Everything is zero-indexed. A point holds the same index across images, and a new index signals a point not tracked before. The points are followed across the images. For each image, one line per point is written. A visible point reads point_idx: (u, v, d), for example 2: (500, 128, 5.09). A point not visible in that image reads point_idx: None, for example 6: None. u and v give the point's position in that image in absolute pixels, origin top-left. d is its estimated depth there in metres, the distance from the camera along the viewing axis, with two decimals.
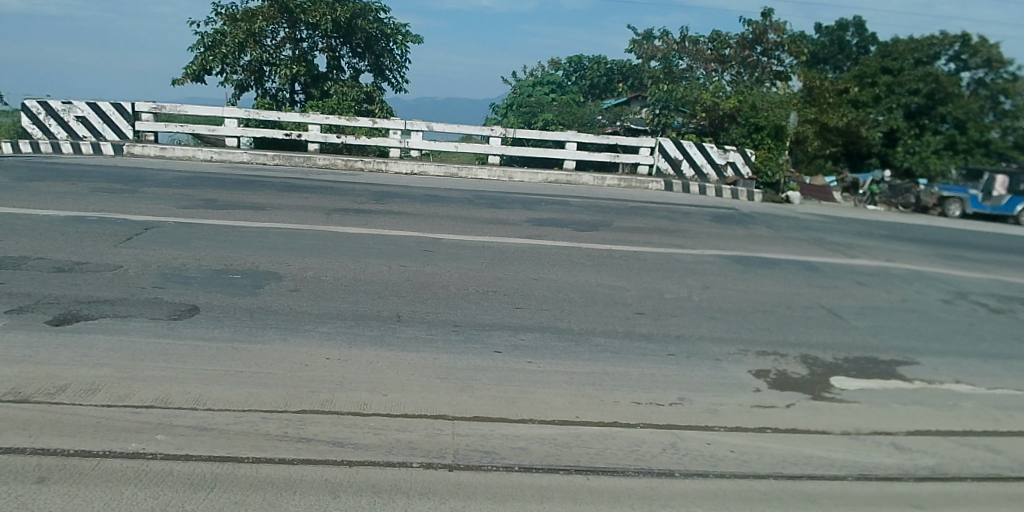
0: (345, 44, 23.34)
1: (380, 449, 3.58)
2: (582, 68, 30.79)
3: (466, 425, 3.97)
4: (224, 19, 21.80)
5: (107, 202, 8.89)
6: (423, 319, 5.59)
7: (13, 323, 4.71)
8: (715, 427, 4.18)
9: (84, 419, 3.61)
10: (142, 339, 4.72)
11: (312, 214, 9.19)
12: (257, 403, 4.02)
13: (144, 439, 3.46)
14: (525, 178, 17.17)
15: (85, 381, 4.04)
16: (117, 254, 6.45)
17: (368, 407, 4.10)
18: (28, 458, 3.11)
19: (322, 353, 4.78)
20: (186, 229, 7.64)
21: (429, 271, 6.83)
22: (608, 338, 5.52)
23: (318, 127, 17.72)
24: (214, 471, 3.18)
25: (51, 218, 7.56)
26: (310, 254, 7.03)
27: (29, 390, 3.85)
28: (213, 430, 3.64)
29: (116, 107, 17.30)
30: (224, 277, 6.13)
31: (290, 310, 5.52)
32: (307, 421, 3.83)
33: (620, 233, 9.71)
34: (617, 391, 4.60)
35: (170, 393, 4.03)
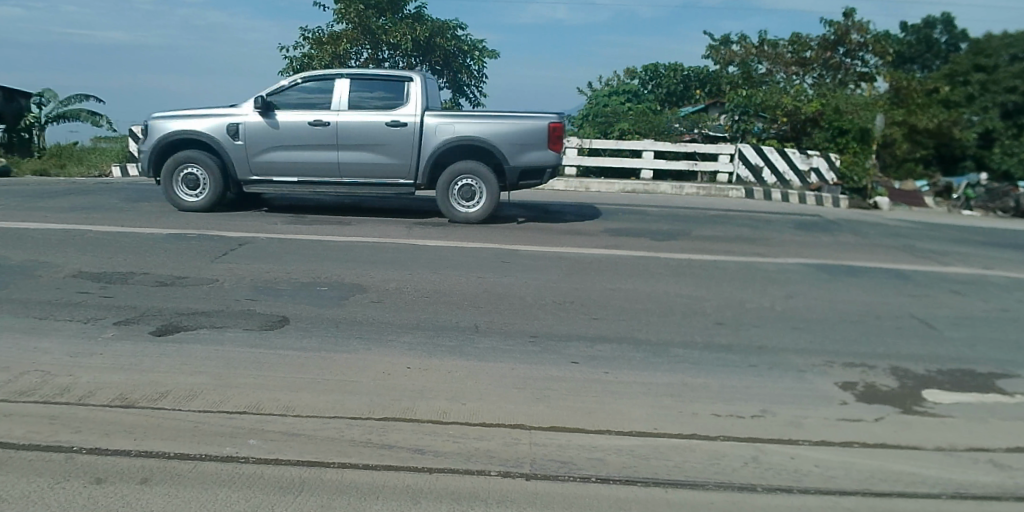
0: (424, 63, 23.82)
1: (459, 461, 3.64)
2: (658, 76, 28.15)
3: (544, 435, 4.01)
4: (312, 43, 23.33)
5: (205, 220, 9.43)
6: (498, 331, 5.40)
7: (121, 333, 4.97)
8: (799, 441, 4.06)
9: (183, 424, 3.88)
10: (235, 348, 4.84)
11: (393, 227, 9.45)
12: (344, 410, 4.16)
13: (238, 444, 3.72)
14: (601, 189, 16.69)
15: (184, 388, 4.26)
16: (214, 269, 6.71)
17: (448, 415, 4.18)
18: (137, 462, 3.45)
19: (401, 363, 4.77)
20: (277, 243, 7.97)
21: (506, 282, 6.71)
22: (687, 349, 5.32)
23: None
24: (304, 476, 3.40)
25: (155, 236, 8.04)
26: (392, 265, 7.10)
27: (134, 396, 4.14)
28: (302, 436, 3.85)
29: None
30: (311, 288, 6.21)
31: (374, 321, 5.48)
32: (389, 428, 3.98)
33: (697, 241, 9.49)
34: (696, 403, 4.53)
35: (261, 400, 4.20)
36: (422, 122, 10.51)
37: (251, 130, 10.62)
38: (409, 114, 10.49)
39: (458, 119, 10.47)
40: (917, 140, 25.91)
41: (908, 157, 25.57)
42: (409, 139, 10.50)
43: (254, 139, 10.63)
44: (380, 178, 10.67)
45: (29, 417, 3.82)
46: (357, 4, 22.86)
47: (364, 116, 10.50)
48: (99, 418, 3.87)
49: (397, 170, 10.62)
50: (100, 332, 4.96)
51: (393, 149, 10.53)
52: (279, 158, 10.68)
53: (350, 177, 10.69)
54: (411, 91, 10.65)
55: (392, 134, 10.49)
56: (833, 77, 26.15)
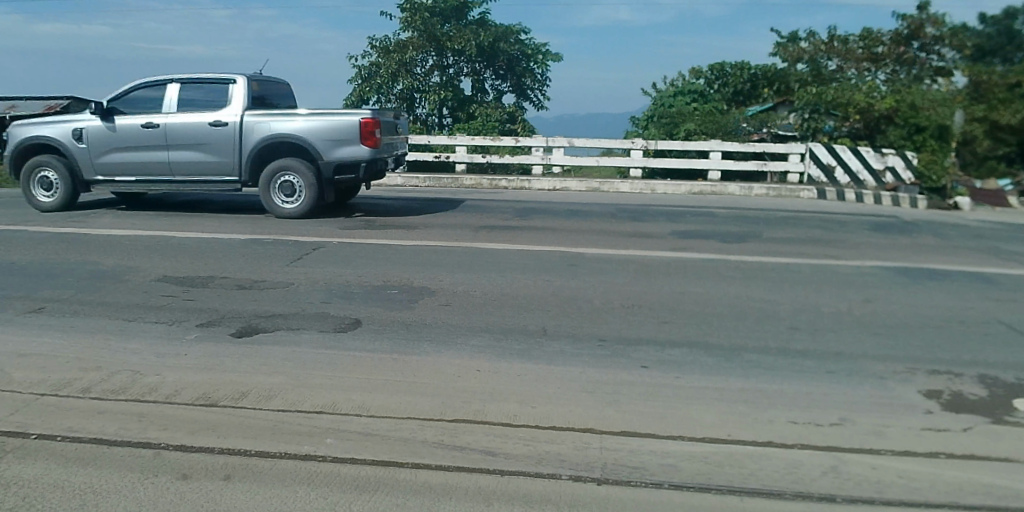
0: (488, 68, 25.04)
1: (529, 465, 3.61)
2: (724, 75, 25.94)
3: (614, 439, 3.95)
4: (378, 52, 23.84)
5: (278, 225, 9.71)
6: (565, 335, 5.33)
7: (204, 335, 5.17)
8: (880, 451, 3.88)
9: (263, 422, 4.01)
10: (311, 350, 4.96)
11: (459, 232, 9.50)
12: (415, 410, 4.19)
13: (315, 442, 3.83)
14: (668, 190, 16.40)
15: (262, 387, 4.38)
16: (288, 272, 6.92)
17: (518, 418, 4.15)
18: (221, 460, 3.61)
19: (471, 365, 4.76)
20: (347, 247, 8.15)
21: (573, 285, 6.67)
22: (761, 355, 5.18)
23: (464, 148, 17.53)
24: (378, 475, 3.48)
25: (231, 241, 8.37)
26: (458, 269, 7.15)
27: (216, 395, 4.28)
28: (375, 435, 3.92)
29: None
30: (382, 292, 6.32)
31: (443, 324, 5.52)
32: (460, 430, 4.00)
33: (766, 243, 9.23)
34: (770, 410, 4.39)
35: (337, 400, 4.27)
36: (245, 122, 11.31)
37: (96, 133, 11.80)
38: (230, 114, 11.32)
39: (276, 118, 11.19)
40: (998, 136, 24.37)
41: (992, 154, 24.38)
42: (232, 137, 11.37)
43: (99, 141, 11.81)
44: (207, 174, 11.64)
45: (121, 414, 4.03)
46: (423, 12, 23.71)
47: (186, 117, 11.44)
48: (185, 416, 4.04)
49: (224, 167, 11.52)
50: (184, 333, 5.18)
51: (218, 148, 11.44)
52: (120, 158, 11.81)
53: (181, 174, 11.69)
54: (236, 92, 11.44)
55: (215, 134, 11.39)
56: (907, 73, 25.01)
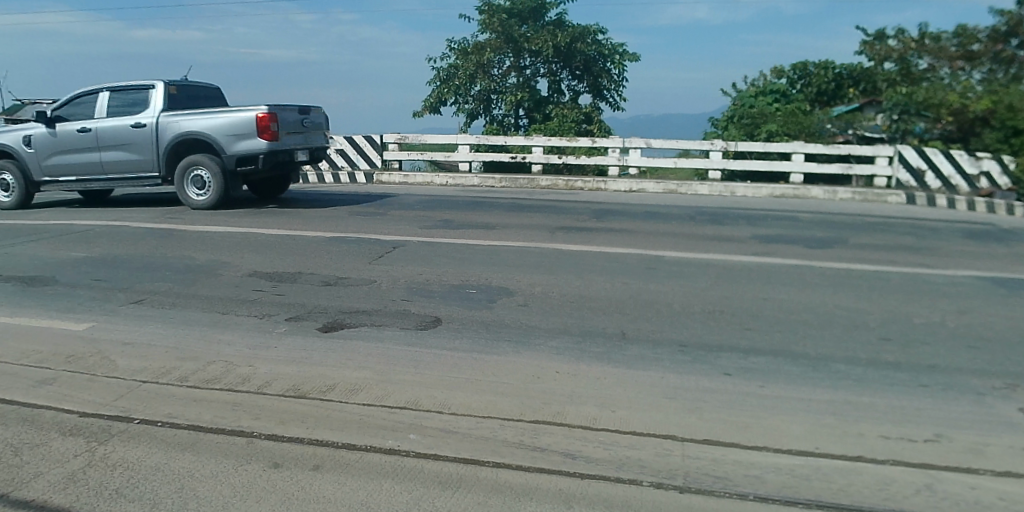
0: (565, 68, 24.68)
1: (609, 470, 3.52)
2: (807, 74, 24.23)
3: (697, 447, 3.81)
4: (457, 54, 24.70)
5: (360, 224, 9.86)
6: (645, 339, 5.19)
7: (294, 329, 5.34)
8: (982, 471, 3.59)
9: (350, 416, 4.09)
10: (393, 346, 5.03)
11: (536, 232, 9.27)
12: (496, 410, 4.17)
13: (399, 437, 3.88)
14: (748, 193, 15.84)
15: (349, 381, 4.47)
16: (369, 270, 7.07)
17: (598, 421, 4.06)
18: (310, 450, 3.72)
19: (551, 367, 4.69)
20: (425, 246, 8.24)
21: (653, 289, 6.54)
22: (850, 366, 4.97)
23: (541, 149, 17.56)
24: (461, 472, 3.50)
25: (313, 239, 8.62)
26: (535, 270, 7.11)
27: (305, 387, 4.40)
28: (457, 433, 3.94)
29: (368, 140, 18.45)
30: (461, 291, 6.37)
31: (522, 325, 5.47)
32: (540, 431, 3.95)
33: (852, 249, 8.85)
34: (859, 424, 4.16)
35: (420, 397, 4.31)
36: (162, 121, 12.53)
37: (40, 139, 13.28)
38: (147, 117, 12.58)
39: (184, 117, 12.37)
40: None
41: None
42: (148, 136, 12.59)
43: (43, 146, 13.28)
44: (133, 172, 12.88)
45: (215, 402, 4.21)
46: (501, 14, 24.23)
47: (116, 122, 12.76)
48: (276, 406, 4.17)
49: (143, 164, 12.77)
50: (274, 327, 5.36)
51: (140, 148, 12.69)
52: (61, 161, 13.25)
53: (112, 173, 12.98)
54: (154, 96, 12.63)
55: (136, 134, 12.65)
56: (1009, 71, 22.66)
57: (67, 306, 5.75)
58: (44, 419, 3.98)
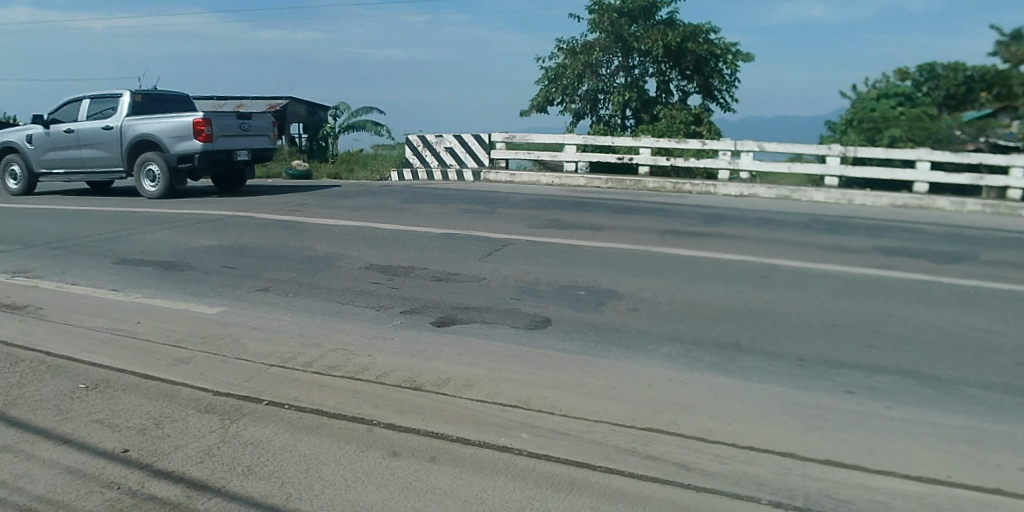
0: (674, 68, 24.13)
1: (727, 482, 3.36)
2: (935, 77, 23.78)
3: (818, 467, 3.50)
4: (566, 53, 24.39)
5: (470, 221, 10.00)
6: (762, 349, 4.97)
7: (409, 322, 5.49)
8: None
9: (463, 411, 4.14)
10: (504, 345, 5.07)
11: (646, 235, 9.04)
12: (606, 414, 4.07)
13: (512, 435, 3.88)
14: (866, 202, 14.67)
15: (463, 377, 4.54)
16: (479, 267, 7.16)
17: (712, 433, 3.86)
18: (427, 441, 3.81)
19: (664, 373, 4.55)
20: (534, 245, 8.25)
21: (768, 298, 6.22)
22: (986, 391, 4.43)
23: (648, 150, 17.06)
24: (572, 474, 3.45)
25: (424, 234, 8.84)
26: (645, 273, 6.95)
27: (420, 380, 4.50)
28: (568, 435, 3.87)
29: (476, 138, 18.51)
30: (570, 292, 6.33)
31: (633, 329, 5.36)
32: (653, 439, 3.80)
33: (993, 268, 8.07)
34: (996, 454, 3.64)
35: (531, 396, 4.29)
36: (125, 123, 14.69)
37: (40, 138, 15.90)
38: (115, 121, 14.81)
39: (140, 120, 14.49)
40: None
41: None
42: (116, 137, 14.84)
43: (42, 144, 15.87)
44: (106, 168, 15.18)
45: (335, 388, 4.38)
46: (611, 13, 23.44)
47: (92, 125, 15.14)
48: (393, 397, 4.29)
49: (112, 161, 15.04)
50: (390, 319, 5.53)
51: (109, 147, 14.98)
52: (54, 156, 15.80)
53: (92, 168, 15.35)
54: (120, 104, 14.82)
55: (107, 136, 14.94)
56: None
57: (201, 290, 6.26)
58: (183, 395, 4.33)
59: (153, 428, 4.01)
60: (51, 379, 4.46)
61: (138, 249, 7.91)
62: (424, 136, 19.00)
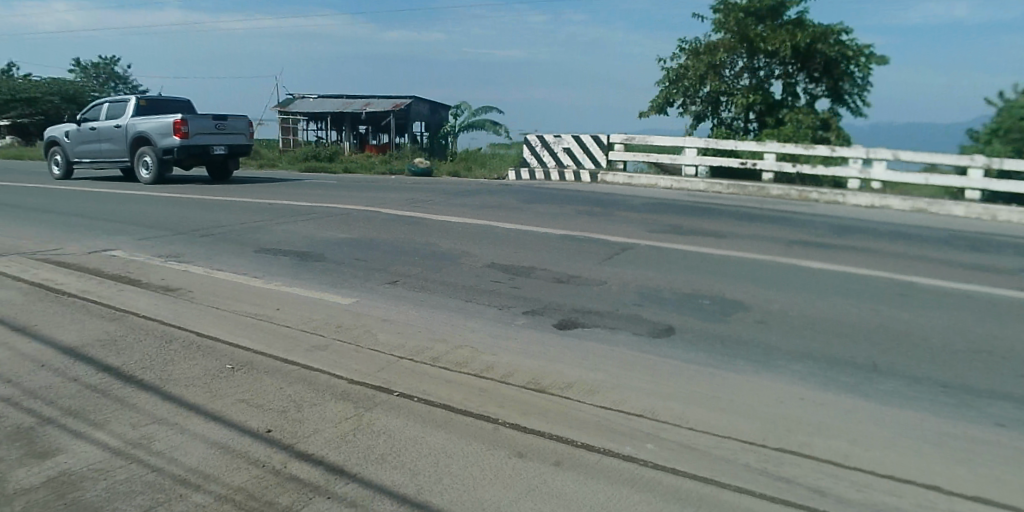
0: (802, 70, 23.33)
1: (868, 509, 3.10)
2: None
3: (970, 503, 3.16)
4: (688, 54, 24.05)
5: (589, 222, 10.05)
6: (901, 374, 4.69)
7: (532, 323, 5.62)
8: None
9: (586, 417, 4.14)
10: (628, 351, 5.08)
11: (772, 245, 8.83)
12: (734, 430, 3.95)
13: (636, 445, 3.81)
14: (1015, 218, 13.30)
15: (586, 382, 4.57)
16: (600, 270, 7.21)
17: (849, 458, 3.62)
18: (551, 444, 3.82)
19: (794, 392, 4.40)
20: (655, 250, 8.21)
21: (904, 319, 5.87)
22: None
23: (773, 156, 16.58)
24: (699, 490, 3.32)
25: (546, 234, 8.98)
26: (771, 285, 6.76)
27: (545, 382, 4.57)
28: (695, 449, 3.76)
29: (595, 139, 18.80)
30: (694, 300, 6.27)
31: (761, 343, 5.24)
32: (785, 460, 3.61)
33: None
34: None
35: (656, 407, 4.24)
36: (129, 122, 18.19)
37: (75, 133, 19.69)
38: (124, 120, 18.35)
39: (139, 120, 17.95)
40: None
41: None
42: (122, 134, 18.38)
43: (77, 137, 19.63)
44: (117, 158, 18.77)
45: (462, 385, 4.51)
46: (737, 12, 22.95)
47: (108, 123, 18.81)
48: (517, 397, 4.37)
49: (120, 153, 18.60)
50: (514, 318, 5.69)
51: (119, 141, 18.54)
52: (82, 148, 19.58)
53: (107, 158, 19.00)
54: (126, 107, 18.44)
55: (117, 132, 18.53)
56: None
57: (336, 281, 6.80)
58: (320, 381, 4.58)
59: (294, 410, 4.24)
60: (204, 360, 4.90)
61: (277, 240, 8.68)
62: (543, 136, 19.64)
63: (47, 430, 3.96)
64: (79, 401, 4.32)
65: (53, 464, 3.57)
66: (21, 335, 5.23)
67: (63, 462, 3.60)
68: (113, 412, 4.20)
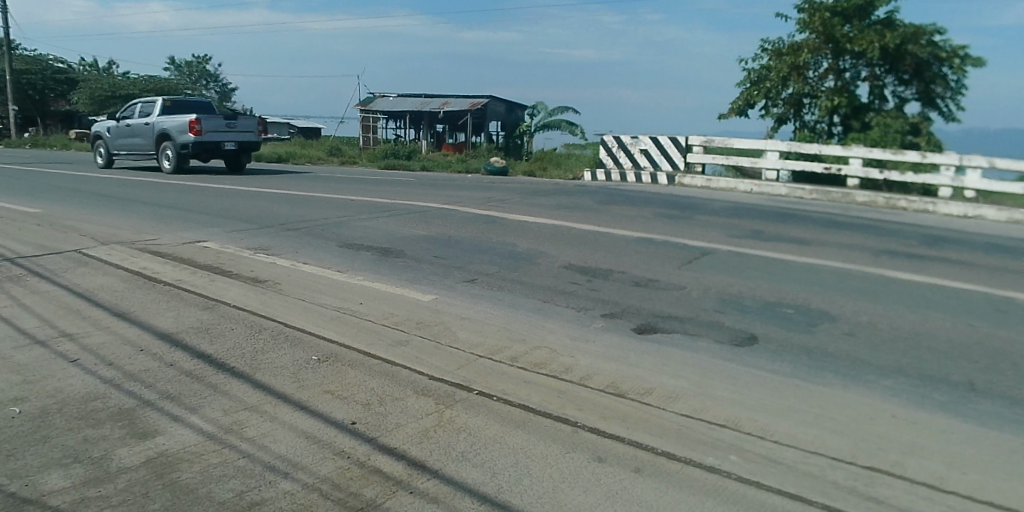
0: (891, 72, 22.64)
1: None
2: None
3: None
4: (770, 54, 23.44)
5: (665, 225, 10.00)
6: (1002, 395, 4.48)
7: (611, 326, 5.68)
8: None
9: (667, 423, 4.12)
10: (709, 359, 5.06)
11: (859, 254, 8.59)
12: (820, 445, 3.84)
13: (719, 456, 3.74)
14: None
15: (667, 389, 4.56)
16: (678, 275, 7.20)
17: (946, 482, 3.45)
18: (630, 450, 3.79)
19: (884, 410, 4.26)
20: (735, 256, 8.12)
21: (1005, 337, 5.60)
22: None
23: (860, 161, 16.09)
24: (785, 505, 3.21)
25: (622, 236, 9.01)
26: (858, 297, 6.59)
27: (624, 387, 4.59)
28: (781, 463, 3.65)
29: (673, 141, 18.71)
30: (778, 309, 6.19)
31: (849, 357, 5.12)
32: (876, 480, 3.46)
33: None
34: None
35: (740, 418, 4.19)
36: (156, 121, 20.86)
37: (116, 128, 22.44)
38: (154, 119, 20.99)
39: (163, 118, 20.63)
40: None
41: None
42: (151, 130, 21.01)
43: (117, 132, 22.31)
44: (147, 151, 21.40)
45: (541, 386, 4.57)
46: (823, 12, 22.23)
47: (141, 121, 21.48)
48: (596, 401, 4.40)
49: (149, 147, 21.21)
50: (592, 321, 5.78)
51: (149, 137, 21.13)
52: (121, 141, 22.33)
53: (139, 151, 21.69)
54: (156, 107, 21.07)
55: (148, 129, 21.14)
56: None
57: (416, 277, 7.03)
58: (403, 377, 4.70)
59: (378, 405, 4.34)
60: (292, 350, 5.10)
61: (358, 235, 8.95)
62: (620, 138, 19.65)
63: (148, 411, 4.19)
64: (175, 384, 4.56)
65: (153, 445, 3.77)
66: (123, 319, 5.60)
67: (162, 443, 3.79)
68: (206, 396, 4.41)
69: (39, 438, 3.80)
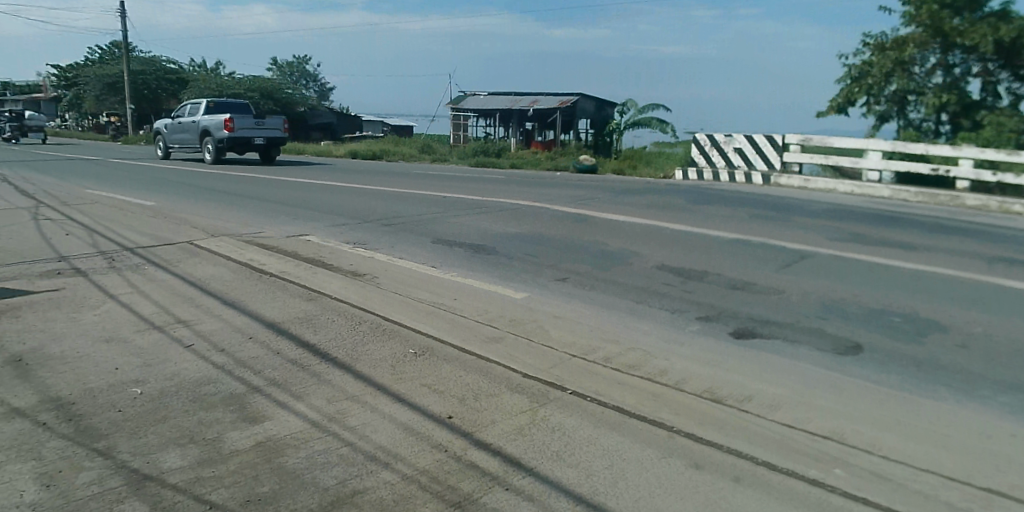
0: (1006, 68, 21.33)
1: None
2: None
3: None
4: (873, 50, 22.77)
5: (760, 227, 9.80)
6: None
7: (708, 330, 5.67)
8: None
9: (766, 432, 4.06)
10: (811, 368, 4.98)
11: (975, 262, 8.16)
12: (929, 463, 3.70)
13: (823, 469, 3.64)
14: None
15: (767, 397, 4.53)
16: (775, 278, 7.08)
17: None
18: (729, 458, 3.75)
19: (1002, 429, 4.08)
20: (835, 260, 7.90)
21: None
22: None
23: (970, 163, 15.23)
24: None
25: (714, 237, 8.91)
26: (973, 307, 6.30)
27: (722, 393, 4.57)
28: (890, 480, 3.52)
29: (769, 140, 18.41)
30: (884, 317, 6.02)
31: (963, 371, 4.94)
32: (994, 502, 3.28)
33: None
34: None
35: (845, 430, 4.10)
36: (197, 118, 22.64)
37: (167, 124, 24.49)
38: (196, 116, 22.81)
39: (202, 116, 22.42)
40: None
41: None
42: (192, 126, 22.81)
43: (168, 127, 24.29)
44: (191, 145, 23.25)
45: (637, 389, 4.61)
46: (932, 4, 21.43)
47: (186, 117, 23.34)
48: (693, 405, 4.40)
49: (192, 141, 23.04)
50: (687, 324, 5.78)
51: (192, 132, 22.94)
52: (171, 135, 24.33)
53: (185, 145, 23.59)
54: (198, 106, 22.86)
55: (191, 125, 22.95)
56: None
57: (509, 274, 7.16)
58: (498, 373, 4.81)
59: (473, 400, 4.45)
60: (395, 343, 5.27)
61: (451, 231, 9.13)
62: (713, 137, 19.49)
63: (256, 396, 4.41)
64: (281, 372, 4.79)
65: (261, 430, 3.97)
66: (231, 308, 5.93)
67: (270, 428, 3.99)
68: (310, 385, 4.61)
69: (158, 418, 4.07)
